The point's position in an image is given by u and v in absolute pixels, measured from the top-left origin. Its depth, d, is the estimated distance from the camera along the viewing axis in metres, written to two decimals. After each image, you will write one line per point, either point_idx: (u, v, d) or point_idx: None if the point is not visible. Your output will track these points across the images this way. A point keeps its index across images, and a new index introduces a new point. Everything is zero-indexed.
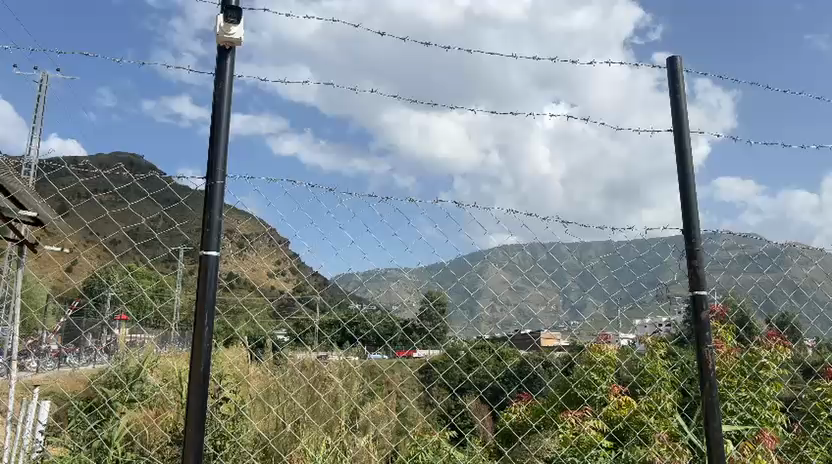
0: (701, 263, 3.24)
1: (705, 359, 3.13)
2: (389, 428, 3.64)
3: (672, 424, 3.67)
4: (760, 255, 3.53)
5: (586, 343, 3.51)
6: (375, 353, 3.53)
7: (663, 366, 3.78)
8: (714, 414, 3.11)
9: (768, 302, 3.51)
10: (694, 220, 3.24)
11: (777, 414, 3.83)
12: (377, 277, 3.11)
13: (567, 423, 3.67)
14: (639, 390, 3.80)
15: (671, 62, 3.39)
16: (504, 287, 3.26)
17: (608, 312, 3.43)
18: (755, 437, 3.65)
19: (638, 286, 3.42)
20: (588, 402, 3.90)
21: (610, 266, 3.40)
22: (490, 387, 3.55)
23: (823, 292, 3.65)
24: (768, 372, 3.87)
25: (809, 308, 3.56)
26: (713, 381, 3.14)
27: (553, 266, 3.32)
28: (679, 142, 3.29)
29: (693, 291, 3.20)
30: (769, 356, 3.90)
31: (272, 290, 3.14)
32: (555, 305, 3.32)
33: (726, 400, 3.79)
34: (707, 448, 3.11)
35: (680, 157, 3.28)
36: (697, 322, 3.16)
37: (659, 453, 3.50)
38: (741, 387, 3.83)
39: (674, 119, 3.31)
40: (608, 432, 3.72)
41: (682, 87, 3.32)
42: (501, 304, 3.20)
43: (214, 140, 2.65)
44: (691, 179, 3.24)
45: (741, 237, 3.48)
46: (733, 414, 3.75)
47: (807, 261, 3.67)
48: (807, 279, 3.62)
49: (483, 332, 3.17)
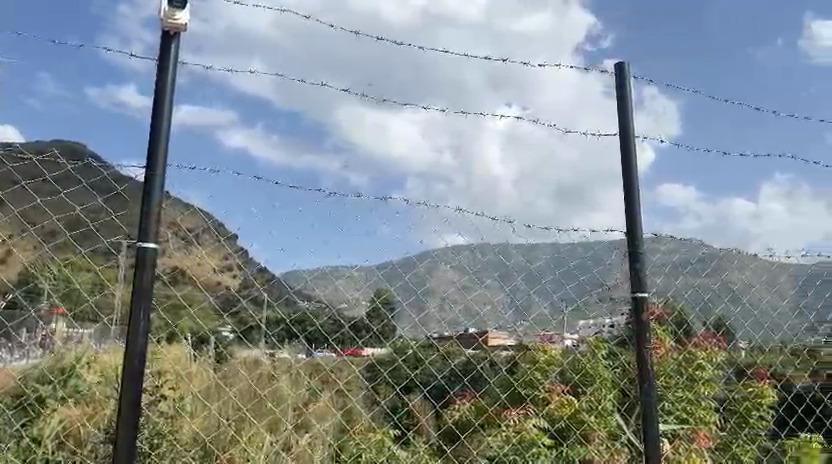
0: (643, 266, 3.31)
1: (644, 359, 3.21)
2: (334, 430, 3.59)
3: (612, 423, 3.79)
4: (699, 260, 3.59)
5: (530, 341, 3.58)
6: (318, 353, 3.40)
7: (607, 367, 3.88)
8: (651, 413, 3.19)
9: (706, 305, 3.63)
10: (637, 224, 3.30)
11: (711, 414, 3.88)
12: (323, 275, 3.08)
13: (510, 423, 3.72)
14: (581, 389, 3.92)
15: (618, 67, 3.45)
16: (453, 286, 3.25)
17: (552, 313, 3.45)
18: (689, 435, 3.80)
19: (583, 287, 3.51)
20: (531, 402, 3.88)
21: (556, 266, 3.44)
22: (433, 386, 3.52)
23: (759, 296, 3.71)
24: (702, 373, 4.00)
25: (742, 314, 3.67)
26: (651, 381, 3.21)
27: (500, 267, 3.32)
28: (624, 148, 3.35)
29: (635, 293, 3.27)
30: (704, 358, 4.02)
31: (218, 287, 3.16)
32: (501, 305, 3.32)
33: (664, 399, 3.89)
34: (644, 446, 3.18)
35: (625, 162, 3.34)
36: (638, 323, 3.23)
37: (596, 452, 3.66)
38: (678, 388, 3.95)
39: (621, 122, 3.37)
40: (550, 430, 3.77)
41: (628, 92, 3.39)
42: (449, 304, 3.22)
43: (155, 129, 2.56)
44: (635, 185, 3.31)
45: (683, 241, 3.51)
46: (669, 414, 3.87)
47: (746, 266, 3.70)
48: (743, 283, 3.67)
49: (430, 331, 3.20)
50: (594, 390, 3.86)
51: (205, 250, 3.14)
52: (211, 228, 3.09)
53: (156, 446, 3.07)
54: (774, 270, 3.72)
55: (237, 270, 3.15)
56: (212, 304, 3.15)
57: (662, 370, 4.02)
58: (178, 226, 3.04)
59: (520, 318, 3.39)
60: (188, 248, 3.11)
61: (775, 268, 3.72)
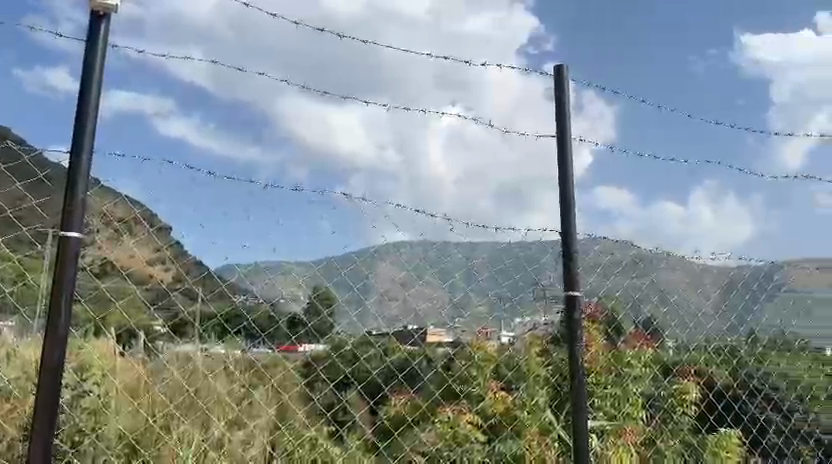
0: (577, 264, 3.37)
1: (576, 357, 3.29)
2: (264, 426, 3.45)
3: (544, 419, 3.90)
4: (630, 260, 3.69)
5: (467, 338, 3.61)
6: (255, 349, 3.39)
7: (541, 364, 3.94)
8: (582, 403, 3.27)
9: (635, 305, 3.78)
10: (571, 223, 3.38)
11: (638, 409, 4.04)
12: (258, 271, 3.03)
13: (445, 419, 3.71)
14: (514, 385, 3.92)
15: (556, 69, 3.52)
16: (393, 282, 3.24)
17: (489, 310, 3.50)
18: (616, 432, 3.95)
19: (518, 288, 3.56)
20: (465, 398, 3.80)
21: (491, 264, 3.47)
22: (367, 381, 3.50)
23: (686, 297, 3.84)
24: (630, 370, 4.09)
25: (669, 313, 3.82)
26: (583, 373, 3.29)
27: (437, 263, 3.32)
28: (560, 148, 3.41)
29: (568, 292, 3.34)
30: (634, 356, 4.09)
31: (149, 279, 3.04)
32: (440, 302, 3.34)
33: (594, 395, 4.02)
34: (575, 436, 3.25)
35: (561, 162, 3.41)
36: (570, 321, 3.30)
37: (527, 448, 3.83)
38: (607, 385, 4.04)
39: (558, 125, 3.43)
40: (484, 426, 3.81)
41: (565, 94, 3.46)
42: (388, 298, 3.24)
43: (81, 112, 2.45)
44: (570, 185, 3.38)
45: (615, 242, 3.61)
46: (599, 410, 3.98)
47: (675, 266, 3.78)
48: (672, 283, 3.79)
49: (368, 327, 3.23)
50: (528, 387, 3.91)
51: (136, 242, 3.03)
52: (142, 218, 2.98)
53: (78, 443, 3.08)
54: (699, 272, 3.84)
55: (169, 263, 3.05)
56: (140, 296, 3.03)
57: (594, 370, 4.06)
58: (111, 217, 2.97)
59: (452, 315, 3.39)
60: (119, 240, 3.00)
61: (701, 271, 3.85)
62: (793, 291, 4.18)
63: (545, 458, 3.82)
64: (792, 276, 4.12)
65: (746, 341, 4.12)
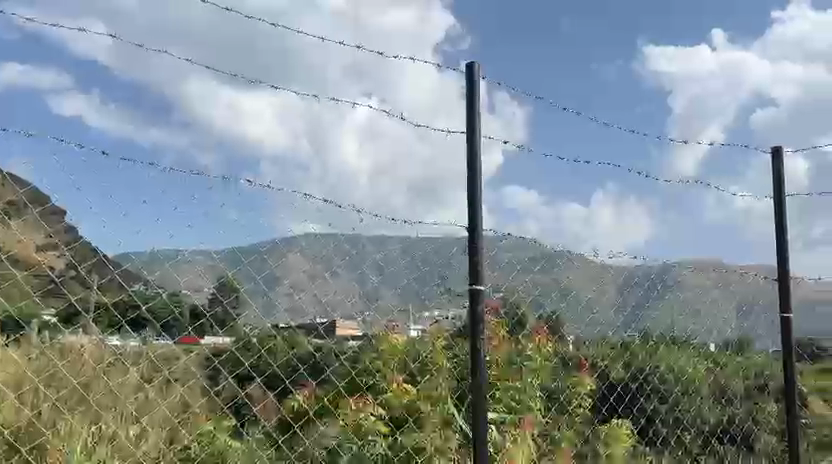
0: (481, 259, 3.43)
1: (477, 349, 3.36)
2: (158, 420, 3.31)
3: (446, 410, 3.88)
4: (531, 257, 3.82)
5: (376, 330, 3.61)
6: (155, 341, 3.19)
7: (446, 357, 3.99)
8: (481, 398, 3.34)
9: (537, 300, 3.90)
10: (477, 220, 3.44)
11: (536, 401, 4.11)
12: (155, 260, 2.91)
13: (347, 411, 3.76)
14: (418, 378, 3.95)
15: (469, 67, 3.57)
16: (300, 273, 3.18)
17: (398, 303, 3.52)
18: (515, 423, 4.00)
19: (425, 280, 3.57)
20: (368, 390, 3.85)
21: (402, 258, 3.48)
22: (269, 374, 3.36)
23: (584, 293, 4.01)
24: (531, 364, 4.15)
25: (569, 306, 3.96)
26: (483, 369, 3.35)
27: (345, 255, 3.29)
28: (470, 145, 3.47)
29: (471, 285, 3.41)
30: (534, 349, 4.19)
31: (39, 266, 2.89)
32: (348, 294, 3.33)
33: (495, 388, 4.03)
34: (473, 427, 3.33)
35: (470, 159, 3.46)
36: (473, 315, 3.37)
37: (428, 440, 3.83)
38: (508, 378, 4.10)
39: (468, 122, 3.49)
40: (386, 418, 3.85)
41: (477, 92, 3.52)
42: (295, 290, 3.18)
43: None
44: (478, 183, 3.44)
45: (519, 239, 3.74)
46: (500, 403, 4.02)
47: (574, 265, 3.98)
48: (571, 281, 3.96)
49: (277, 320, 3.20)
50: (433, 379, 3.93)
51: (24, 225, 2.87)
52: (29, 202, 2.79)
53: None
54: (597, 270, 4.07)
55: (61, 249, 2.88)
56: (25, 282, 2.89)
57: (497, 363, 4.09)
58: None
59: (360, 309, 3.40)
60: (5, 223, 2.84)
61: (599, 267, 4.08)
62: (685, 290, 4.38)
63: (445, 449, 3.82)
64: (682, 275, 4.36)
65: (638, 338, 4.37)
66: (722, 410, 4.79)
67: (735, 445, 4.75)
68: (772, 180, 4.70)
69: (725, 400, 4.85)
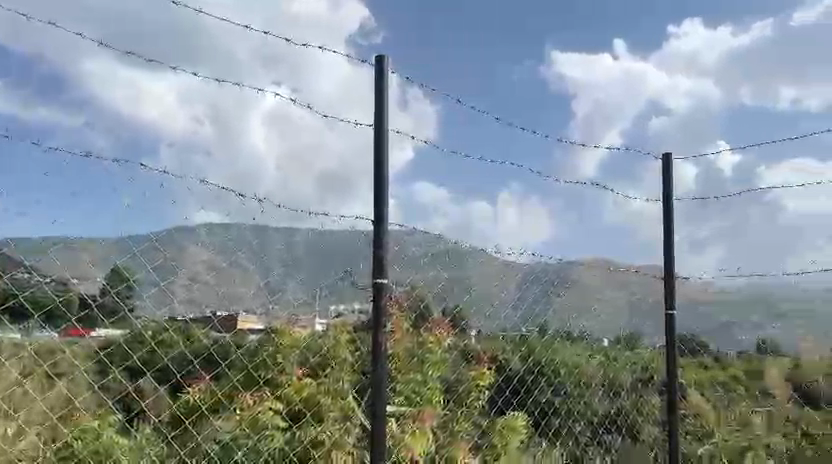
0: (386, 252, 3.45)
1: (379, 342, 3.37)
2: (36, 418, 3.02)
3: (347, 405, 3.93)
4: (436, 253, 3.86)
5: (278, 323, 3.51)
6: (35, 334, 2.96)
7: (348, 350, 3.95)
8: (380, 390, 3.34)
9: (439, 294, 3.96)
10: (383, 216, 3.44)
11: (436, 394, 4.19)
12: (38, 245, 2.83)
13: (242, 405, 3.60)
14: (319, 372, 3.91)
15: (379, 60, 3.56)
16: (203, 263, 3.18)
17: (303, 297, 3.48)
18: (414, 416, 4.07)
19: (327, 273, 3.51)
20: (265, 385, 3.71)
21: (305, 249, 3.42)
22: (160, 368, 3.21)
23: (486, 287, 4.10)
24: (431, 358, 4.20)
25: (471, 300, 4.07)
26: (384, 361, 3.37)
27: (245, 246, 3.24)
28: (378, 140, 3.46)
29: (375, 279, 3.41)
30: (434, 343, 4.21)
31: None
32: (251, 286, 3.30)
33: (396, 382, 4.09)
34: (372, 419, 3.33)
35: (377, 154, 3.45)
36: (376, 308, 3.38)
37: (328, 433, 3.86)
38: (409, 371, 4.13)
39: (377, 114, 3.48)
40: (283, 413, 3.76)
41: (386, 87, 3.52)
42: (197, 284, 3.18)
43: None
44: (385, 179, 3.44)
45: (427, 234, 3.78)
46: (401, 395, 4.07)
47: (478, 261, 4.06)
48: (475, 274, 4.05)
49: (175, 313, 3.15)
50: (332, 373, 3.94)
51: None
52: None
53: None
54: (498, 266, 4.16)
55: None
56: None
57: (398, 357, 4.14)
58: None
59: (260, 302, 3.34)
60: None
61: (501, 264, 4.17)
62: (581, 287, 4.59)
63: (343, 444, 3.88)
64: (579, 272, 4.54)
65: (536, 330, 4.50)
66: (610, 403, 5.03)
67: (621, 433, 5.07)
68: (663, 185, 4.99)
69: (614, 393, 5.06)
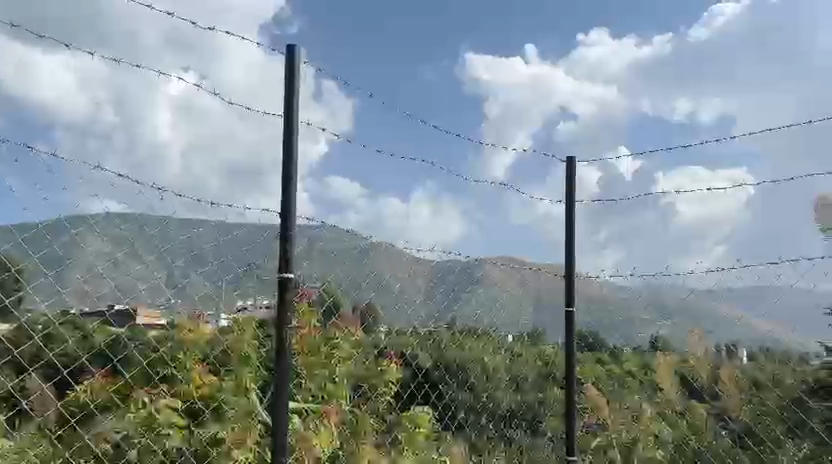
0: (294, 247, 3.39)
1: (284, 337, 3.31)
2: None
3: (250, 403, 3.71)
4: (347, 249, 3.91)
5: (181, 317, 3.47)
6: None
7: (253, 346, 3.79)
8: (283, 385, 3.29)
9: (356, 294, 3.93)
10: (292, 211, 3.37)
11: (342, 389, 4.16)
12: None
13: (138, 403, 3.44)
14: (221, 368, 3.73)
15: (290, 50, 3.49)
16: (102, 257, 3.05)
17: (214, 291, 3.41)
18: (320, 412, 4.03)
19: (228, 267, 3.41)
20: (163, 382, 3.52)
21: (209, 240, 3.33)
22: (46, 364, 3.05)
23: (398, 285, 4.14)
24: (339, 352, 4.16)
25: (382, 296, 4.05)
26: (288, 356, 3.31)
27: (144, 236, 3.15)
28: (287, 134, 3.40)
29: (282, 273, 3.35)
30: (341, 337, 4.18)
31: None
32: (159, 280, 3.18)
33: (301, 376, 4.06)
34: (274, 414, 3.28)
35: (286, 149, 3.38)
36: (281, 302, 3.32)
37: (230, 432, 3.66)
38: (317, 367, 4.08)
39: (285, 107, 3.42)
40: (183, 411, 3.57)
41: (296, 78, 3.45)
42: (95, 276, 3.02)
43: None
44: (292, 173, 3.37)
45: (336, 230, 3.82)
46: (307, 392, 4.05)
47: (391, 258, 4.13)
48: (390, 272, 4.10)
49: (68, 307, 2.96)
50: (233, 368, 3.74)
51: None
52: None
53: None
54: (410, 263, 4.23)
55: None
56: None
57: (302, 352, 4.06)
58: None
59: (161, 296, 3.20)
60: None
61: (415, 262, 4.24)
62: (488, 284, 4.70)
63: (245, 442, 3.68)
64: (486, 269, 4.68)
65: (446, 327, 4.54)
66: (513, 396, 5.17)
67: (525, 427, 5.18)
68: (566, 187, 5.18)
69: (517, 386, 5.22)
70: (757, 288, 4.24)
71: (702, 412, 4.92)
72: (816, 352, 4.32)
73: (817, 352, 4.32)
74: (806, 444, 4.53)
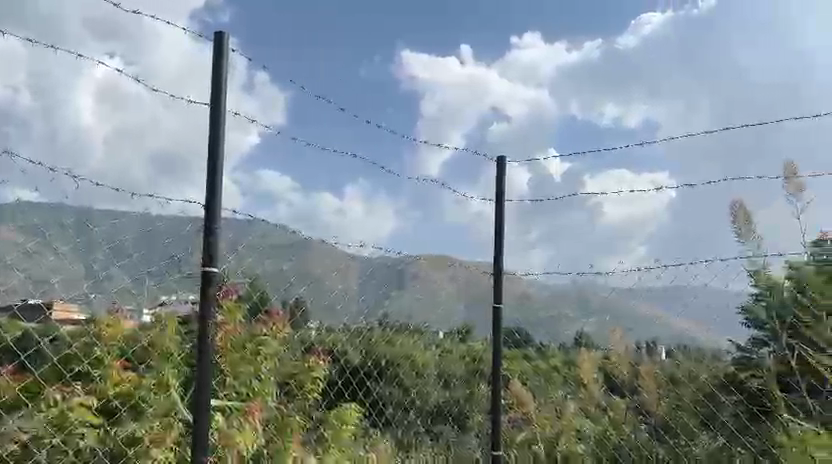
0: (218, 240, 3.27)
1: (205, 333, 3.21)
2: None
3: (170, 400, 3.64)
4: (278, 245, 3.88)
5: (102, 314, 3.31)
6: None
7: (175, 342, 3.69)
8: (205, 381, 3.20)
9: (286, 290, 3.94)
10: (216, 204, 3.28)
11: (268, 386, 4.11)
12: None
13: (49, 401, 3.25)
14: (140, 364, 3.58)
15: (218, 38, 3.41)
16: (14, 249, 2.94)
17: (135, 285, 3.30)
18: (243, 410, 3.94)
19: (150, 260, 3.31)
20: (77, 380, 3.37)
21: (130, 232, 3.22)
22: None
23: (333, 284, 4.13)
24: (265, 349, 4.10)
25: (313, 293, 4.05)
26: (210, 352, 3.22)
27: (59, 227, 3.02)
28: (214, 125, 3.31)
29: (205, 267, 3.24)
30: (268, 334, 4.12)
31: None
32: (76, 273, 3.09)
33: (225, 374, 3.95)
34: (194, 412, 3.18)
35: (212, 140, 3.30)
36: (204, 297, 3.21)
37: (148, 430, 3.56)
38: (242, 364, 3.99)
39: (213, 97, 3.33)
40: (98, 410, 3.43)
41: (224, 67, 3.37)
42: (4, 269, 2.91)
43: None
44: (220, 165, 3.29)
45: (266, 225, 3.76)
46: (231, 389, 3.96)
47: (325, 255, 4.09)
48: (324, 269, 4.07)
49: None
50: (154, 365, 3.63)
51: None
52: None
53: None
54: (343, 261, 4.20)
55: None
56: None
57: (226, 349, 3.96)
58: None
59: (76, 290, 3.10)
60: None
61: (350, 259, 4.23)
62: (419, 280, 4.73)
63: (164, 440, 3.59)
64: (418, 267, 4.70)
65: (378, 323, 4.55)
66: (442, 393, 5.13)
67: (453, 423, 5.17)
68: (497, 186, 5.26)
69: (445, 383, 5.16)
70: (674, 288, 4.42)
71: (622, 408, 4.99)
72: (728, 349, 4.56)
73: (729, 348, 4.56)
74: (720, 437, 4.66)
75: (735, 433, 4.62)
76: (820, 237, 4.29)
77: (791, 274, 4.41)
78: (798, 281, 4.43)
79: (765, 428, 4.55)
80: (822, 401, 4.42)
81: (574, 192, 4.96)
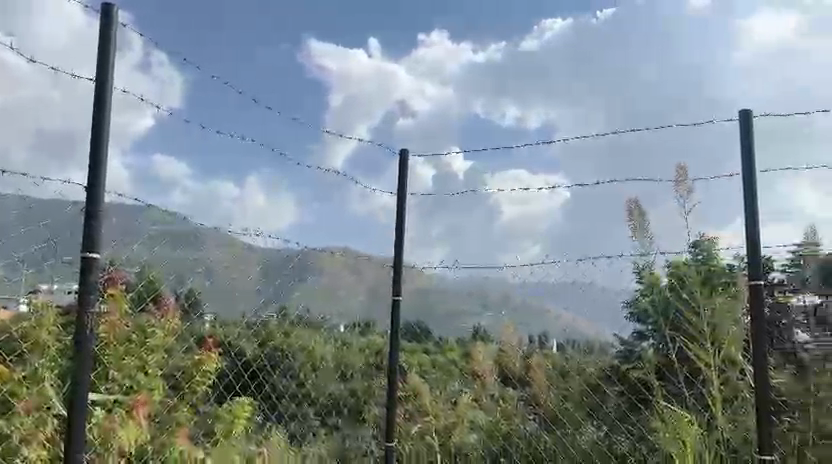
0: (100, 224, 3.06)
1: (85, 323, 3.02)
2: None
3: (46, 396, 3.39)
4: (176, 234, 3.80)
5: None
6: None
7: (52, 333, 3.44)
8: (85, 373, 3.01)
9: (179, 277, 3.83)
10: (99, 183, 3.07)
11: (155, 380, 3.92)
12: None
13: None
14: (16, 356, 3.33)
15: (106, 9, 3.24)
16: None
17: (8, 272, 3.22)
18: (127, 405, 3.77)
19: (26, 243, 3.20)
20: None
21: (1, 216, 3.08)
22: None
23: (227, 274, 4.01)
24: (152, 341, 3.91)
25: (213, 285, 3.95)
26: (91, 343, 3.03)
27: None
28: (98, 99, 3.10)
29: (86, 253, 3.03)
30: (158, 325, 3.94)
31: None
32: None
33: (109, 367, 3.71)
34: (71, 402, 2.99)
35: (96, 115, 3.08)
36: (83, 284, 3.02)
37: (16, 428, 3.30)
38: (127, 357, 3.78)
39: (98, 70, 3.13)
40: None
41: (112, 39, 3.19)
42: None
43: None
44: (104, 142, 3.06)
45: (163, 212, 3.72)
46: (114, 383, 3.74)
47: (221, 243, 4.00)
48: (219, 259, 3.96)
49: None
50: (27, 357, 3.37)
51: None
52: None
53: None
54: (238, 251, 4.08)
55: None
56: None
57: (108, 341, 3.72)
58: None
59: None
60: None
61: (245, 249, 4.14)
62: (319, 272, 4.64)
63: (37, 434, 3.36)
64: (318, 258, 4.65)
65: (277, 315, 4.46)
66: (337, 387, 5.14)
67: (348, 415, 5.17)
68: (399, 180, 5.29)
69: (342, 375, 5.20)
70: (563, 283, 4.59)
71: (513, 401, 5.18)
72: (612, 344, 4.73)
73: (612, 343, 4.71)
74: (603, 426, 4.91)
75: (617, 422, 4.87)
76: (701, 236, 4.55)
77: (674, 274, 4.67)
78: (679, 279, 4.68)
79: (644, 417, 4.80)
80: (695, 392, 4.68)
81: (476, 189, 5.06)
